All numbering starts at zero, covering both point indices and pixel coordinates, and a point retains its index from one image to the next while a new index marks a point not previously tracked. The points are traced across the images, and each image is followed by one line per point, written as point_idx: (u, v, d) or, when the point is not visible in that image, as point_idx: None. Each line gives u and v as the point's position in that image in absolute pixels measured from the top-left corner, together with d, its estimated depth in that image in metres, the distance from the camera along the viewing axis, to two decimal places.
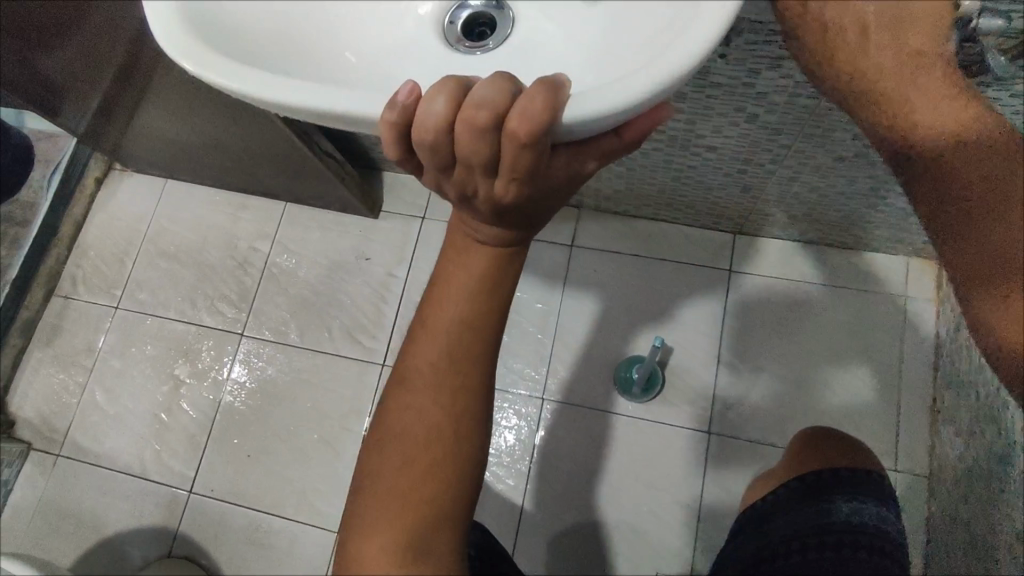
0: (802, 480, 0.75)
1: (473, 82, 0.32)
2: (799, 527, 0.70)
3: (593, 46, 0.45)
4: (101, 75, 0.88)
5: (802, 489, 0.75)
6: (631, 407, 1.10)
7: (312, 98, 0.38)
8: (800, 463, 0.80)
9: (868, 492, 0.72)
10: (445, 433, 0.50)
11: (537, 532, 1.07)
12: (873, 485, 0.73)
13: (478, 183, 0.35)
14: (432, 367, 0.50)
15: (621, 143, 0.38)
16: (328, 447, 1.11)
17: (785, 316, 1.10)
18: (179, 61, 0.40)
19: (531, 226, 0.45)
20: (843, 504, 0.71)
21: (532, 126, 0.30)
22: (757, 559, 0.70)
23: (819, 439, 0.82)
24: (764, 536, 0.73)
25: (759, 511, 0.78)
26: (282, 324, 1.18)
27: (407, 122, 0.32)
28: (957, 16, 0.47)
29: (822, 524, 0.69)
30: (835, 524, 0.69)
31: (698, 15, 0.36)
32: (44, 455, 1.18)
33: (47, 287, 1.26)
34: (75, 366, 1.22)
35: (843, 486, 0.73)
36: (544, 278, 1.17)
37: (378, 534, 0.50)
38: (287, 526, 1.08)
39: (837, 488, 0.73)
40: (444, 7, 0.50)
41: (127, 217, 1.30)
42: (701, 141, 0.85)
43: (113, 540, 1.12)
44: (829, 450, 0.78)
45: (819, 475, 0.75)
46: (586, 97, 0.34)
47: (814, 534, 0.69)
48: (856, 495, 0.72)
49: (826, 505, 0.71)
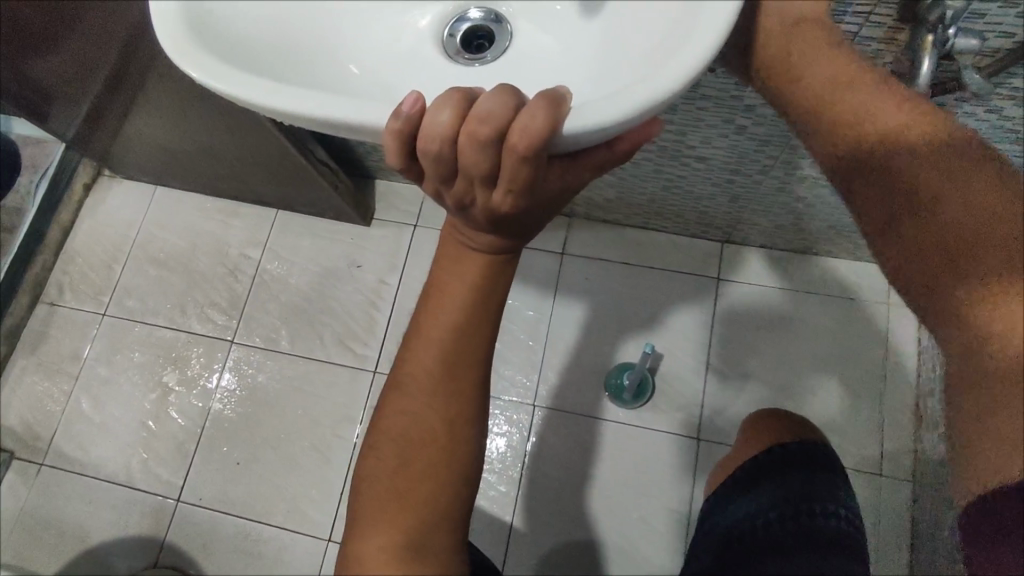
0: (756, 458, 0.79)
1: (477, 94, 0.33)
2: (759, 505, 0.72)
3: (591, 60, 0.47)
4: (91, 81, 0.89)
5: (762, 471, 0.77)
6: (621, 413, 1.11)
7: (313, 106, 0.39)
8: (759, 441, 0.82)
9: (820, 468, 0.74)
10: (441, 435, 0.51)
11: (528, 538, 1.07)
12: (824, 459, 0.75)
13: (476, 193, 0.36)
14: (427, 372, 0.51)
15: (613, 155, 0.39)
16: (318, 454, 1.10)
17: (771, 324, 1.12)
18: (188, 69, 0.41)
19: (523, 235, 0.46)
20: (801, 492, 0.71)
21: (533, 141, 0.31)
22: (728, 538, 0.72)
23: (772, 416, 0.84)
24: (729, 517, 0.75)
25: (721, 495, 0.81)
26: (273, 332, 1.18)
27: (411, 131, 0.33)
28: (934, 37, 0.50)
29: (787, 495, 0.71)
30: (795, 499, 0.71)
31: (692, 34, 0.37)
32: (28, 464, 1.16)
33: (32, 293, 1.25)
34: (61, 374, 1.21)
35: (794, 464, 0.75)
36: (535, 285, 1.18)
37: (377, 533, 0.50)
38: (276, 533, 1.07)
39: (788, 463, 0.75)
40: (444, 19, 0.51)
41: (115, 223, 1.29)
42: (691, 151, 0.87)
43: (98, 551, 1.10)
44: (783, 429, 0.80)
45: (774, 454, 0.77)
46: (580, 111, 0.35)
47: (776, 509, 0.70)
48: (808, 469, 0.74)
49: (782, 481, 0.73)
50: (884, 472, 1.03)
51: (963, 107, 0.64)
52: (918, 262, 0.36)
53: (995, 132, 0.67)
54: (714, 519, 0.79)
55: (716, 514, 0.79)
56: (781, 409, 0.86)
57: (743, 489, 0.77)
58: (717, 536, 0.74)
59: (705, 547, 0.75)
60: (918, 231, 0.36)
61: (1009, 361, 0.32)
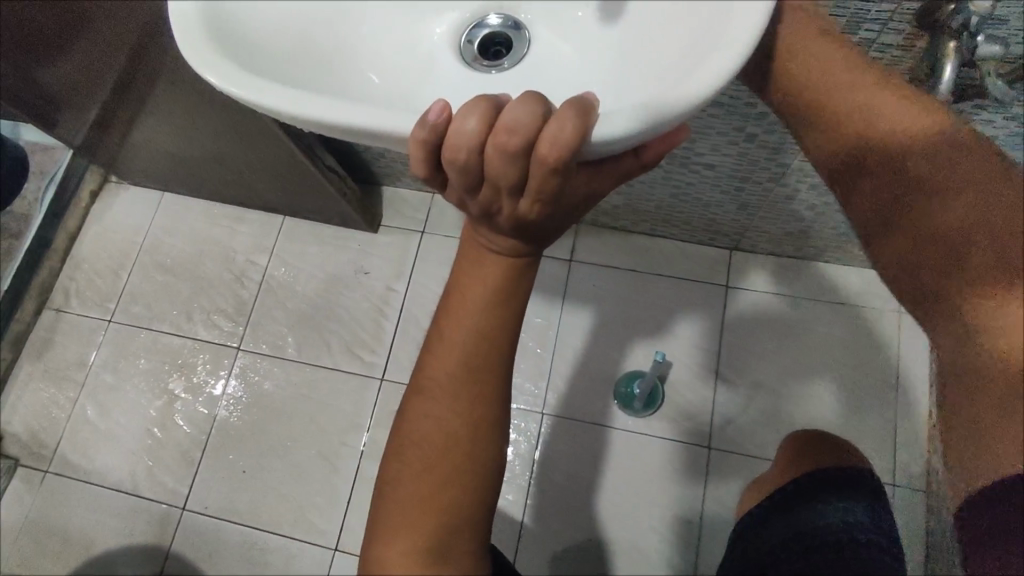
0: (798, 482, 0.78)
1: (503, 102, 0.32)
2: (798, 527, 0.71)
3: (613, 67, 0.46)
4: (98, 87, 0.88)
5: (801, 491, 0.76)
6: (630, 421, 1.10)
7: (333, 113, 0.39)
8: (798, 467, 0.83)
9: (859, 493, 0.74)
10: (464, 441, 0.50)
11: (537, 548, 1.06)
12: (863, 480, 0.76)
13: (502, 203, 0.36)
14: (449, 376, 0.50)
15: (638, 163, 0.39)
16: (325, 463, 1.10)
17: (782, 332, 1.11)
18: (205, 75, 0.41)
19: (544, 240, 0.45)
20: (835, 513, 0.71)
21: (562, 152, 0.30)
22: (761, 558, 0.70)
23: (813, 441, 0.85)
24: (765, 539, 0.73)
25: (756, 517, 0.79)
26: (279, 339, 1.17)
27: (437, 140, 0.33)
28: (957, 44, 0.49)
29: (823, 517, 0.70)
30: (831, 523, 0.69)
31: (720, 42, 0.37)
32: (32, 472, 1.15)
33: (39, 299, 1.24)
34: (66, 381, 1.20)
35: (833, 486, 0.75)
36: (544, 293, 1.18)
37: (398, 538, 0.50)
38: (282, 543, 1.06)
39: (826, 486, 0.75)
40: (461, 27, 0.51)
41: (121, 229, 1.29)
42: (701, 159, 0.86)
43: (103, 559, 1.09)
44: (819, 454, 0.82)
45: (812, 477, 0.77)
46: (609, 119, 0.35)
47: (810, 533, 0.69)
48: (845, 490, 0.74)
49: (818, 504, 0.73)
50: (897, 483, 1.02)
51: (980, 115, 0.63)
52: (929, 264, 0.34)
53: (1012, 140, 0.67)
54: (747, 540, 0.77)
55: (750, 538, 0.76)
56: (820, 432, 0.88)
57: (780, 511, 0.76)
58: (752, 557, 0.72)
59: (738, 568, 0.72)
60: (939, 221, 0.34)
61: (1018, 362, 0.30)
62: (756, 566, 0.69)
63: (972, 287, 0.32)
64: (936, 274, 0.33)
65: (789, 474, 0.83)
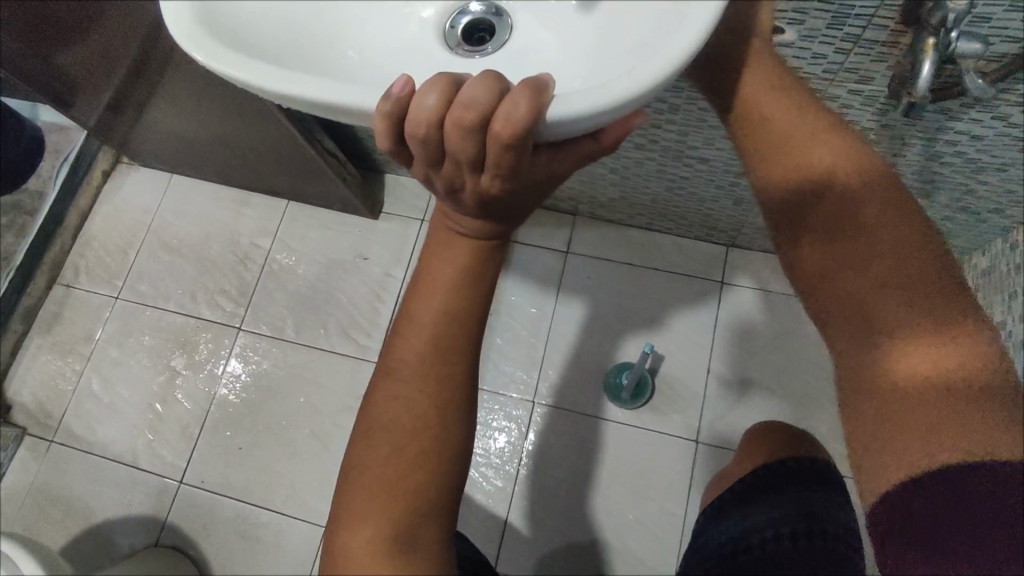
0: (754, 475, 0.80)
1: (464, 80, 0.34)
2: (758, 521, 0.71)
3: (588, 53, 0.47)
4: (113, 70, 0.91)
5: (758, 484, 0.78)
6: (620, 413, 1.11)
7: (309, 89, 0.40)
8: (757, 456, 0.83)
9: (822, 483, 0.75)
10: (433, 424, 0.51)
11: (523, 535, 1.07)
12: (820, 471, 0.76)
13: (465, 177, 0.37)
14: (418, 359, 0.52)
15: (600, 147, 0.40)
16: (317, 442, 1.12)
17: (775, 332, 1.11)
18: (191, 52, 0.43)
19: (513, 220, 0.47)
20: (791, 503, 0.72)
21: (516, 129, 0.32)
22: (721, 555, 0.70)
23: (771, 430, 0.86)
24: (723, 533, 0.74)
25: (714, 510, 0.81)
26: (279, 321, 1.20)
27: (401, 114, 0.34)
28: (936, 40, 0.50)
29: (791, 513, 0.70)
30: (792, 513, 0.70)
31: (680, 29, 0.38)
32: (38, 441, 1.18)
33: (49, 275, 1.28)
34: (73, 354, 1.24)
35: (793, 479, 0.76)
36: (539, 283, 1.19)
37: (367, 524, 0.50)
38: (275, 518, 1.09)
39: (784, 477, 0.76)
40: (447, 12, 0.52)
41: (131, 210, 1.32)
42: (696, 153, 0.87)
43: (102, 528, 1.12)
44: (780, 442, 0.82)
45: (769, 468, 0.78)
46: (569, 99, 0.36)
47: (770, 527, 0.69)
48: (808, 485, 0.74)
49: (779, 497, 0.74)
50: None
51: (967, 113, 0.64)
52: (848, 306, 0.43)
53: (1000, 139, 0.67)
54: (706, 535, 0.78)
55: (710, 531, 0.78)
56: (779, 422, 0.88)
57: (738, 505, 0.78)
58: (711, 551, 0.72)
59: (695, 561, 0.74)
60: (854, 274, 0.43)
61: (932, 388, 0.40)
62: (718, 562, 0.69)
63: (889, 322, 0.41)
64: (853, 327, 0.43)
65: (751, 464, 0.83)
